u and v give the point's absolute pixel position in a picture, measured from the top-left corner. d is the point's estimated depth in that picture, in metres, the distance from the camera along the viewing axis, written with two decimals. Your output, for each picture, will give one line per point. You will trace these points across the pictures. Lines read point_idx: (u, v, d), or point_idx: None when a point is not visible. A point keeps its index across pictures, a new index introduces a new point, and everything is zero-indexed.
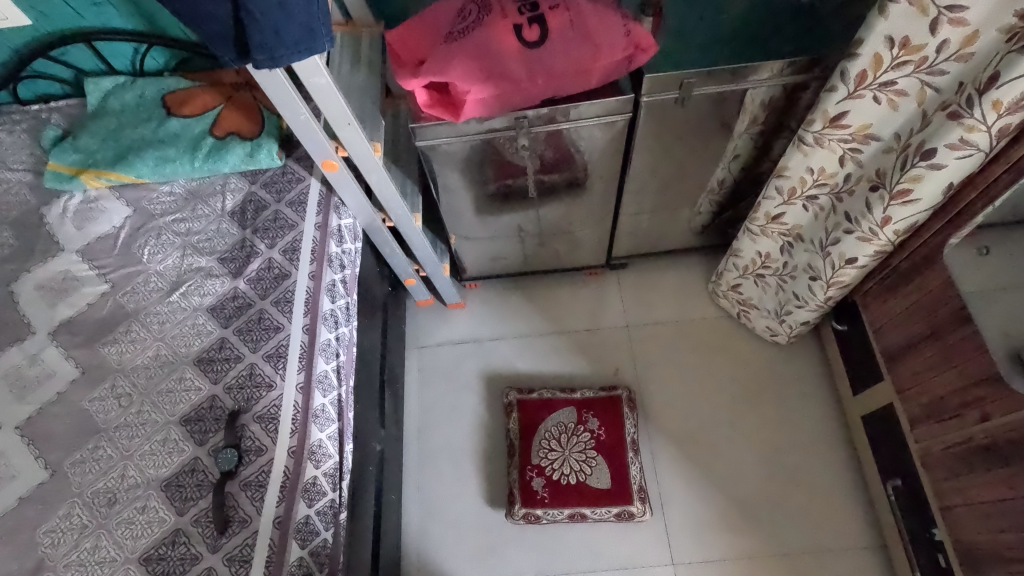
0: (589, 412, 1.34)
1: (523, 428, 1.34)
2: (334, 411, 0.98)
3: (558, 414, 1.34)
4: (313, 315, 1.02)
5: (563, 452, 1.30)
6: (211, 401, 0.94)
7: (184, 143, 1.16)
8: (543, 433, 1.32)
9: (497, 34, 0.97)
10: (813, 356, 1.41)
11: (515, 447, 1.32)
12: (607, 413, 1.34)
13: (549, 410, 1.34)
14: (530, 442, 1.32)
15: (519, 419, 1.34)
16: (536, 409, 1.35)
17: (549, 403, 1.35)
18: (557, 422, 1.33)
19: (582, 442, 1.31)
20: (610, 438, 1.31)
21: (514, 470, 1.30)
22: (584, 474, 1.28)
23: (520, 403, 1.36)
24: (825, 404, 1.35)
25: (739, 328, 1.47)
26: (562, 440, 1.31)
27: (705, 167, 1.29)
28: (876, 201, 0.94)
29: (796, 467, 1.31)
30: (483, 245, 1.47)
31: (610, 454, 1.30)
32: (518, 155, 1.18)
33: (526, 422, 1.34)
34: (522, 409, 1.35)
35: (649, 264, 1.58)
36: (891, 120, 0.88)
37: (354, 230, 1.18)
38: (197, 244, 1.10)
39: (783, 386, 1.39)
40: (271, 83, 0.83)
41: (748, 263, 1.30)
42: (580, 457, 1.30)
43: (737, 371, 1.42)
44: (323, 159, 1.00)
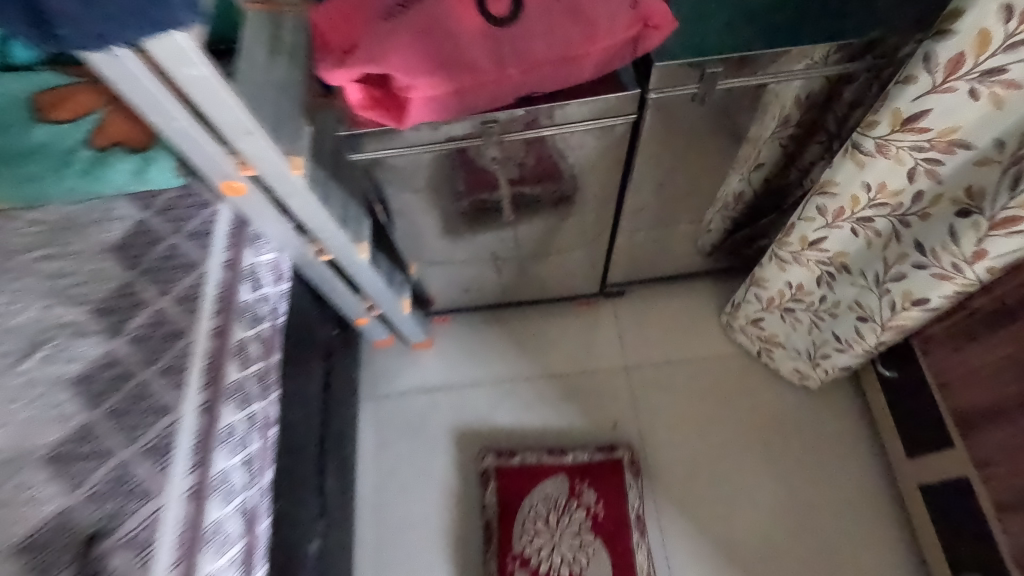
0: (584, 482, 1.11)
1: (502, 503, 1.11)
2: (236, 527, 0.76)
3: (546, 484, 1.12)
4: (215, 390, 0.77)
5: (552, 537, 1.07)
6: (58, 520, 0.64)
7: (54, 156, 0.89)
8: (526, 510, 1.09)
9: (450, 4, 0.71)
10: (847, 402, 1.18)
11: (491, 527, 1.10)
12: (607, 483, 1.11)
13: (533, 479, 1.12)
14: (511, 523, 1.09)
15: (496, 491, 1.12)
16: (518, 479, 1.12)
17: (534, 471, 1.13)
18: (543, 495, 1.10)
19: (576, 524, 1.08)
20: (610, 516, 1.09)
21: (491, 556, 1.07)
22: (577, 564, 1.06)
23: (497, 471, 1.14)
24: (862, 461, 1.14)
25: (758, 369, 1.23)
26: (551, 521, 1.08)
27: (716, 173, 1.04)
28: (969, 232, 0.73)
29: (829, 536, 1.10)
30: (449, 270, 1.22)
31: (610, 537, 1.08)
32: (490, 168, 0.94)
33: (505, 495, 1.11)
34: (500, 478, 1.13)
35: (649, 290, 1.33)
36: (993, 124, 0.65)
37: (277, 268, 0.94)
38: (66, 288, 0.78)
39: (811, 440, 1.17)
40: (122, 75, 0.56)
41: (773, 296, 1.05)
42: (573, 544, 1.07)
43: (755, 421, 1.19)
44: (222, 180, 0.74)
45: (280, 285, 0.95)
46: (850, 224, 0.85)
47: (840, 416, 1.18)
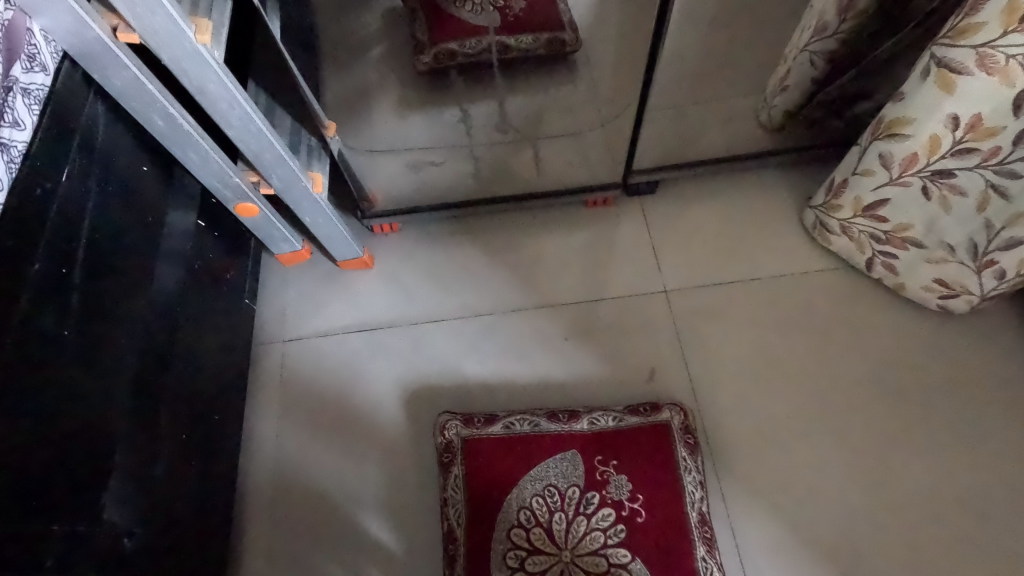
0: (609, 464, 0.72)
1: (476, 499, 0.71)
2: None
3: (549, 467, 0.72)
4: None
5: (560, 552, 0.68)
6: None
7: None
8: (513, 509, 0.70)
9: None
10: (1002, 333, 0.78)
11: (456, 538, 0.70)
12: (647, 464, 0.71)
13: (527, 461, 0.72)
14: (491, 530, 0.69)
15: (467, 481, 0.72)
16: (501, 461, 0.72)
17: (527, 448, 0.73)
18: (542, 485, 0.71)
19: (600, 531, 0.68)
20: (655, 517, 0.69)
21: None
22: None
23: (469, 450, 0.73)
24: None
25: (862, 287, 0.82)
26: (558, 527, 0.69)
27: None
28: None
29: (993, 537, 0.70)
30: (399, 155, 0.86)
31: (656, 553, 0.67)
32: None
33: (480, 486, 0.71)
34: (471, 460, 0.72)
35: (692, 184, 0.91)
36: None
37: (16, 37, 0.44)
38: None
39: (953, 391, 0.76)
40: None
41: (923, 150, 0.64)
42: (594, 564, 0.67)
43: (866, 367, 0.78)
44: None
45: (29, 73, 0.45)
46: None
47: (993, 356, 0.77)
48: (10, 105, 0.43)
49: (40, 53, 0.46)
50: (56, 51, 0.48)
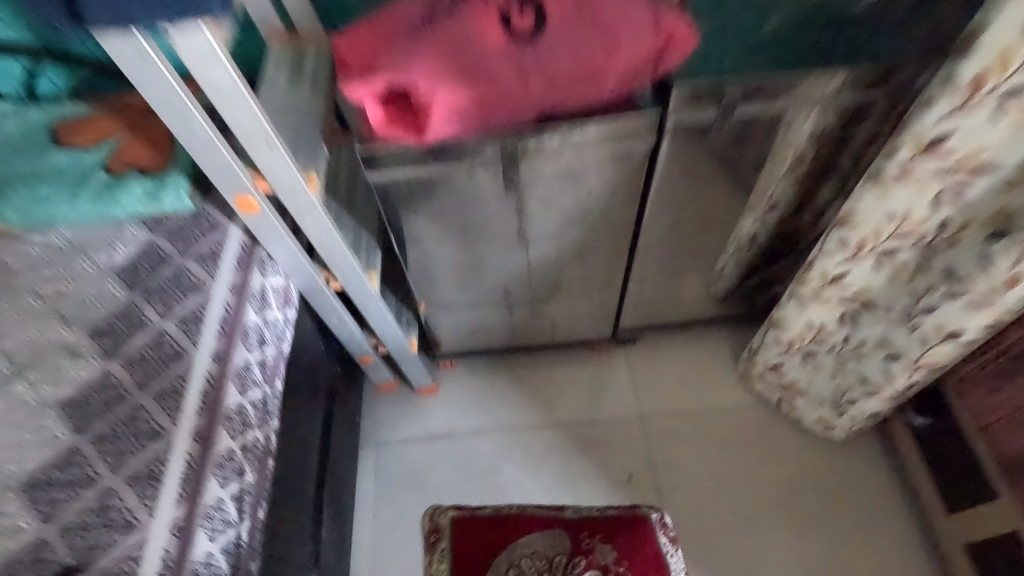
0: (592, 536, 1.09)
1: (458, 566, 1.08)
2: (225, 562, 0.69)
3: (534, 538, 1.09)
4: (210, 415, 0.72)
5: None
6: (37, 547, 0.63)
7: (66, 179, 0.89)
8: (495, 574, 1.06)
9: (475, 24, 0.67)
10: (877, 453, 1.12)
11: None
12: (629, 540, 1.09)
13: (514, 534, 1.10)
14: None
15: (451, 549, 1.09)
16: (478, 539, 1.10)
17: (518, 522, 1.11)
18: (529, 549, 1.08)
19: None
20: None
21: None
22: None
23: (455, 527, 1.11)
24: (896, 517, 1.06)
25: (778, 419, 1.18)
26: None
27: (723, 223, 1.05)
28: (1001, 252, 0.71)
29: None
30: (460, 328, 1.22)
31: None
32: (497, 214, 0.89)
33: (461, 556, 1.09)
34: (455, 535, 1.10)
35: (661, 338, 1.30)
36: (1019, 143, 0.64)
37: (287, 293, 0.89)
38: (66, 311, 0.81)
39: (840, 495, 1.09)
40: (143, 71, 0.55)
41: (793, 338, 1.02)
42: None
43: (779, 476, 1.12)
44: (236, 195, 0.72)
45: (286, 311, 0.89)
46: (873, 257, 0.83)
47: (869, 470, 1.11)
48: (284, 334, 0.88)
49: (291, 297, 0.91)
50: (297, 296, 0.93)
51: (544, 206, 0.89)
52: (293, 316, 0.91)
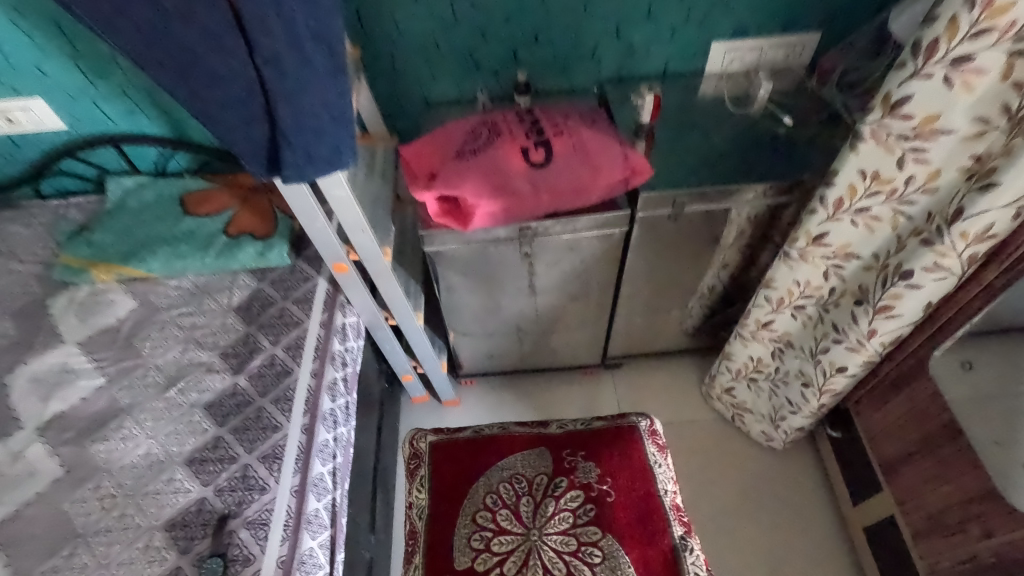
0: (576, 452, 0.97)
1: (435, 492, 0.96)
2: (327, 516, 0.97)
3: (511, 454, 0.98)
4: (313, 414, 1.03)
5: (526, 531, 0.90)
6: (200, 503, 0.92)
7: (198, 239, 1.21)
8: (470, 500, 0.94)
9: (505, 154, 1.06)
10: (809, 459, 1.41)
11: (415, 527, 0.94)
12: (614, 454, 0.96)
13: (490, 456, 0.98)
14: (456, 506, 0.93)
15: (429, 472, 0.98)
16: (455, 461, 0.98)
17: (492, 442, 1.00)
18: (507, 468, 0.96)
19: (571, 508, 0.91)
20: (625, 496, 0.92)
21: (418, 559, 0.90)
22: (578, 560, 0.87)
23: (434, 450, 1.00)
24: (821, 506, 1.34)
25: (733, 431, 1.47)
26: (527, 511, 0.91)
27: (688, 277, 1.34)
28: (862, 314, 0.99)
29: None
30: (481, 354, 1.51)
31: (623, 523, 0.90)
32: (514, 270, 1.20)
33: (438, 477, 0.97)
34: (434, 460, 0.99)
35: (641, 363, 1.60)
36: (870, 241, 0.93)
37: (358, 327, 1.22)
38: (200, 338, 1.11)
39: (778, 489, 1.37)
40: (295, 196, 0.90)
41: (740, 367, 1.32)
42: (560, 540, 0.89)
43: (731, 475, 1.40)
44: (334, 262, 1.05)
45: (358, 341, 1.22)
46: (790, 310, 1.12)
47: (801, 470, 1.39)
48: (357, 359, 1.20)
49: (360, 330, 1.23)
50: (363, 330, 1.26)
51: (549, 264, 1.20)
52: (361, 345, 1.23)
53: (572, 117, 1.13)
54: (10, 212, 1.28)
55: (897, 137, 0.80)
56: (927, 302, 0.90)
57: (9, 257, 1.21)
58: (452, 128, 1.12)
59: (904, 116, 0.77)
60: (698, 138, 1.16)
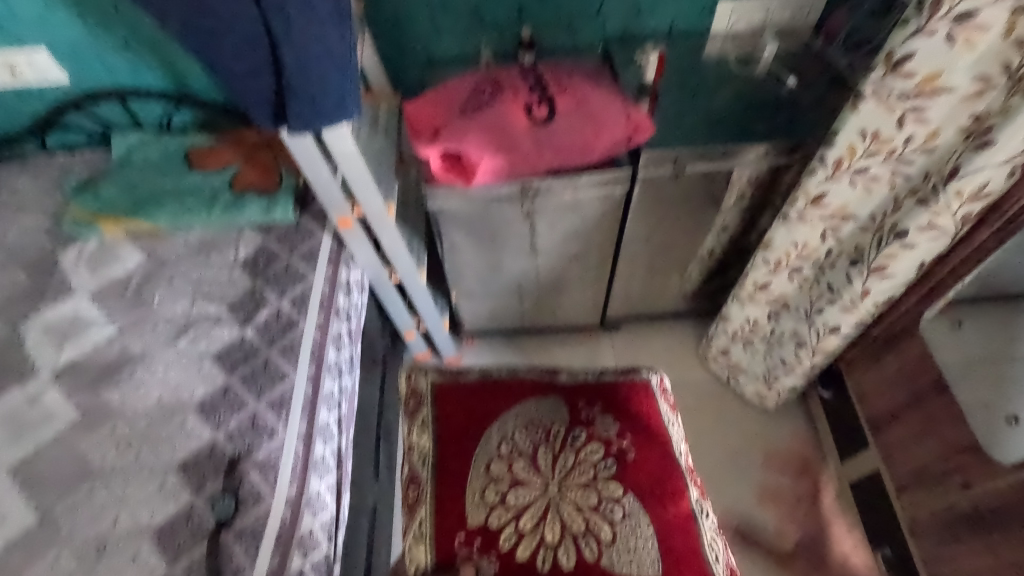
0: (593, 405, 0.92)
1: (440, 435, 0.91)
2: (332, 461, 1.03)
3: (528, 403, 0.92)
4: (318, 364, 1.06)
5: (546, 483, 0.85)
6: (211, 447, 0.96)
7: (203, 195, 1.23)
8: (484, 447, 0.88)
9: (509, 111, 1.07)
10: (799, 417, 1.45)
11: (417, 474, 0.88)
12: (632, 410, 0.92)
13: (507, 403, 0.93)
14: (465, 456, 0.88)
15: (432, 414, 0.93)
16: (461, 406, 0.93)
17: (509, 389, 0.94)
18: (523, 416, 0.91)
19: (591, 462, 0.87)
20: (644, 454, 0.87)
21: (424, 511, 0.85)
22: (597, 516, 0.83)
23: (435, 392, 0.95)
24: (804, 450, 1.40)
25: (727, 391, 1.50)
26: (546, 461, 0.87)
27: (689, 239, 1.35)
28: (856, 275, 1.00)
29: (780, 534, 1.31)
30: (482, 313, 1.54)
31: (645, 482, 0.85)
32: (516, 229, 1.21)
33: (442, 421, 0.92)
34: (436, 402, 0.94)
35: (639, 326, 1.62)
36: (867, 202, 0.94)
37: (362, 283, 1.26)
38: (207, 291, 1.14)
39: (764, 439, 1.43)
40: (300, 147, 0.92)
41: (736, 329, 1.34)
42: (580, 493, 0.84)
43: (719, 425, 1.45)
44: (339, 216, 1.08)
45: (361, 296, 1.27)
46: (786, 271, 1.14)
47: (787, 421, 1.45)
48: (359, 314, 1.25)
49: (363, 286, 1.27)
50: (366, 286, 1.29)
51: (551, 224, 1.21)
52: (364, 301, 1.27)
53: (576, 75, 1.13)
54: (17, 166, 1.29)
55: (898, 97, 0.79)
56: (920, 262, 0.93)
57: (19, 210, 1.23)
58: (456, 84, 1.12)
59: (906, 74, 0.77)
60: (700, 99, 1.16)
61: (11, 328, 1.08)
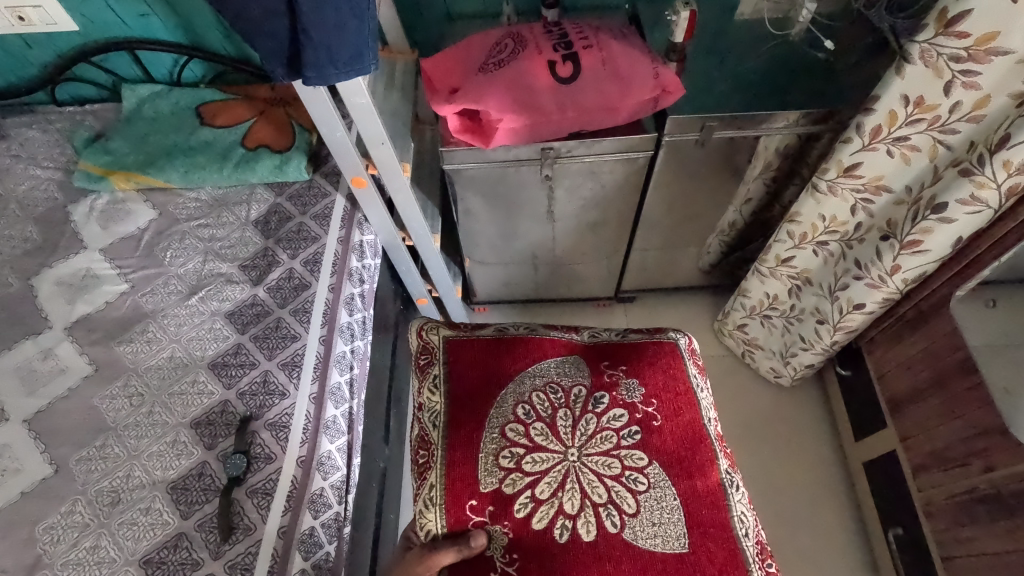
0: (616, 368, 0.90)
1: (452, 396, 0.89)
2: (344, 423, 1.01)
3: (547, 363, 0.91)
4: (330, 326, 1.05)
5: (565, 450, 0.81)
6: (223, 405, 0.96)
7: (215, 151, 1.20)
8: (499, 409, 0.86)
9: (531, 69, 1.01)
10: (813, 392, 1.44)
11: (428, 436, 0.87)
12: (658, 373, 0.90)
13: (523, 363, 0.91)
14: (479, 418, 0.85)
15: (445, 373, 0.92)
16: (476, 365, 0.92)
17: (527, 349, 0.93)
18: (541, 377, 0.89)
19: (614, 427, 0.83)
20: (670, 422, 0.85)
21: (435, 476, 0.82)
22: (620, 485, 0.79)
23: (448, 347, 0.95)
24: (816, 413, 1.41)
25: (742, 367, 1.48)
26: (565, 427, 0.83)
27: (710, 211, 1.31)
28: (886, 250, 0.97)
29: (792, 496, 1.32)
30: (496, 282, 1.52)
31: (670, 450, 0.82)
32: (533, 195, 1.18)
33: (455, 380, 0.91)
34: (450, 357, 0.94)
35: (655, 299, 1.60)
36: (904, 173, 0.90)
37: (375, 246, 1.23)
38: (220, 249, 1.12)
39: (778, 403, 1.43)
40: (314, 99, 0.88)
41: (754, 304, 1.31)
42: (600, 461, 0.80)
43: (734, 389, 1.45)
44: (352, 176, 1.04)
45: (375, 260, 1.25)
46: (812, 246, 1.10)
47: (800, 391, 1.44)
48: (374, 278, 1.22)
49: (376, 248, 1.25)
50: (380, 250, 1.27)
51: (570, 191, 1.18)
52: (378, 265, 1.24)
53: (602, 31, 1.08)
54: (27, 117, 1.27)
55: (948, 58, 0.75)
56: (958, 237, 0.89)
57: (30, 162, 1.21)
58: (476, 40, 1.08)
59: (958, 34, 0.73)
60: (730, 62, 1.11)
61: (23, 281, 1.07)
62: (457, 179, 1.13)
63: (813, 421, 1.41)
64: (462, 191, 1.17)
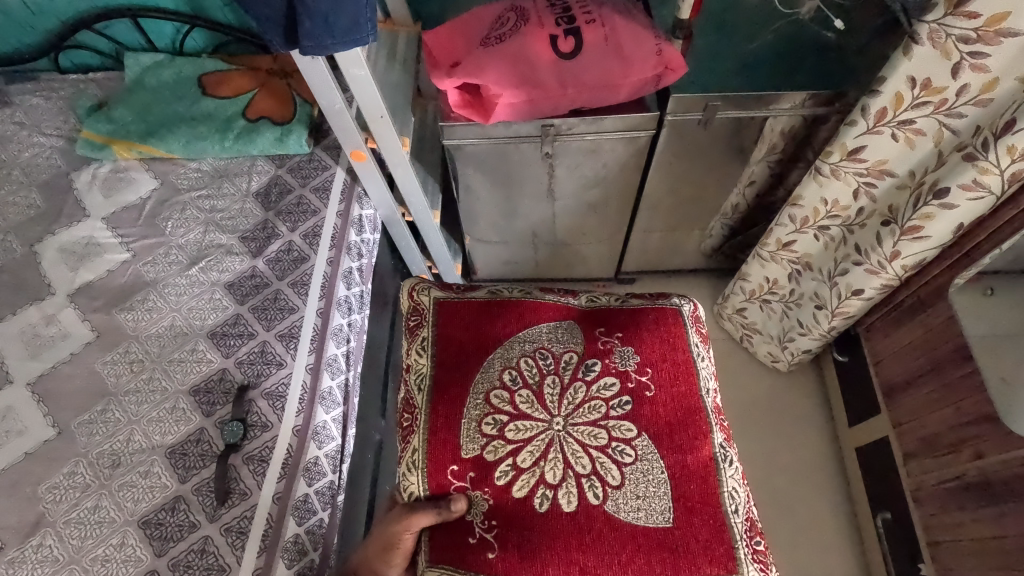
0: (611, 336, 0.91)
1: (438, 359, 0.90)
2: (340, 394, 1.02)
3: (540, 328, 0.91)
4: (328, 299, 1.06)
5: (550, 419, 0.82)
6: (221, 373, 0.97)
7: (216, 121, 1.20)
8: (485, 374, 0.86)
9: (532, 43, 1.00)
10: (809, 373, 1.45)
11: (413, 399, 0.88)
12: (656, 341, 0.90)
13: (514, 328, 0.91)
14: (464, 384, 0.86)
15: (432, 336, 0.93)
16: (465, 328, 0.93)
17: (519, 314, 0.93)
18: (532, 342, 0.89)
19: (603, 397, 0.84)
20: (663, 393, 0.85)
21: (417, 440, 0.84)
22: (606, 456, 0.80)
23: (437, 309, 0.96)
24: (813, 391, 1.42)
25: (740, 348, 1.49)
26: (552, 395, 0.84)
27: (714, 197, 1.30)
28: (887, 236, 0.97)
29: (785, 470, 1.34)
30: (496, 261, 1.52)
31: (660, 421, 0.83)
32: (533, 172, 1.18)
33: (442, 345, 0.92)
34: (440, 321, 0.94)
35: (654, 281, 1.59)
36: (908, 157, 0.89)
37: (374, 221, 1.24)
38: (220, 220, 1.13)
39: (777, 380, 1.45)
40: (312, 70, 0.87)
41: (754, 288, 1.30)
42: (587, 431, 0.81)
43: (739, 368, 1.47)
44: (351, 149, 1.05)
45: (374, 234, 1.25)
46: (813, 231, 1.09)
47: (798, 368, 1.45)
48: (372, 251, 1.23)
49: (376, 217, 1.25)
50: (378, 225, 1.27)
51: (570, 168, 1.17)
52: (376, 239, 1.25)
53: (606, 4, 1.05)
54: (30, 84, 1.27)
55: (956, 40, 0.74)
56: (959, 224, 0.88)
57: (33, 130, 1.21)
58: (478, 13, 1.07)
59: (968, 15, 0.71)
60: (737, 41, 1.09)
61: (27, 248, 1.09)
62: (457, 153, 1.13)
63: (808, 398, 1.42)
64: (462, 167, 1.16)
